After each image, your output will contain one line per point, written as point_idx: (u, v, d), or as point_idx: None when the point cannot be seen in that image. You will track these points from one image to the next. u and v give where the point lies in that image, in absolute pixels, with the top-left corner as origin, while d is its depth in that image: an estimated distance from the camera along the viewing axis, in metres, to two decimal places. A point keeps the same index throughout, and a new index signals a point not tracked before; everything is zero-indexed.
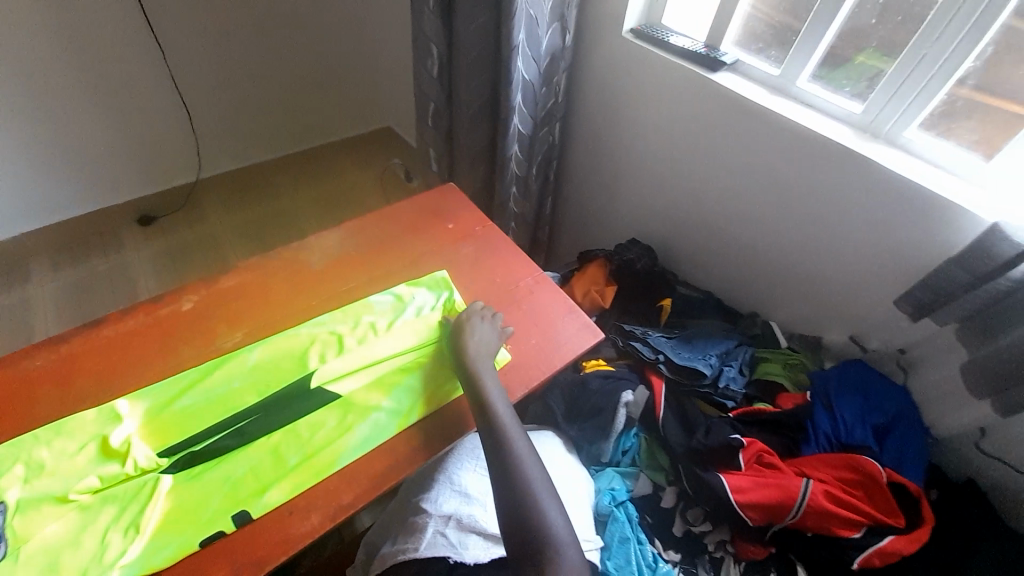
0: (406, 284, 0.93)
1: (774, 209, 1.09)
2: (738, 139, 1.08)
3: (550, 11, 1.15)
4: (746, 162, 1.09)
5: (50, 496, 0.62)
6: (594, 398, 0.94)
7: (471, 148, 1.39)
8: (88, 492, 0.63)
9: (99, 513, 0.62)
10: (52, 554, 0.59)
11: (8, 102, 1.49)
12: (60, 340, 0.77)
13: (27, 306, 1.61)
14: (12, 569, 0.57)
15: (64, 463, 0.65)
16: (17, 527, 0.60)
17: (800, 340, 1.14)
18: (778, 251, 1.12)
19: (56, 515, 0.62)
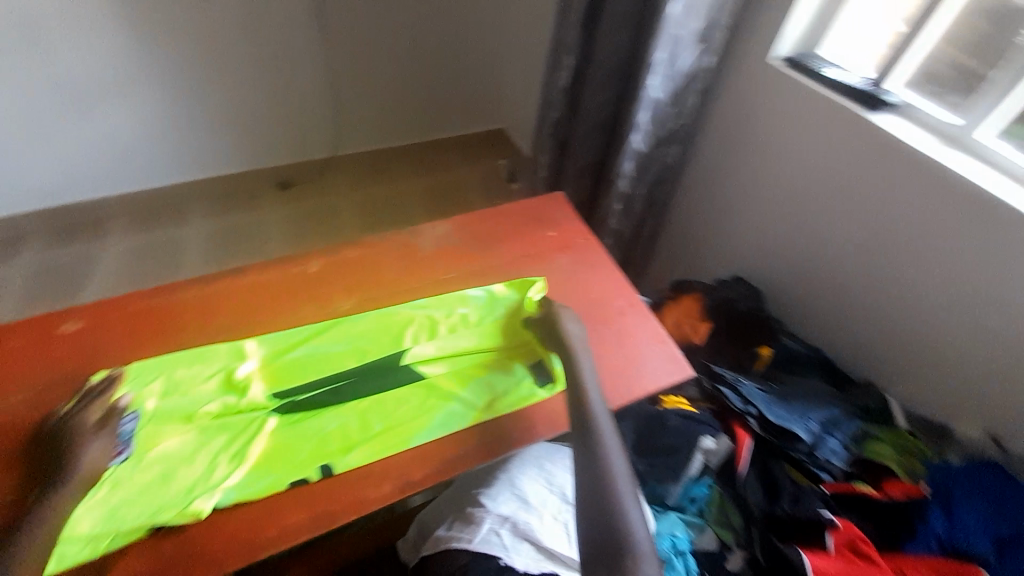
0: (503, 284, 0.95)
1: (919, 270, 0.97)
2: (890, 187, 0.98)
3: (697, 31, 1.11)
4: (895, 214, 0.98)
5: (177, 414, 0.73)
6: (670, 436, 0.89)
7: (582, 160, 1.40)
8: (211, 415, 0.74)
9: (213, 437, 0.72)
10: (169, 465, 0.69)
11: (210, 72, 1.86)
12: (211, 280, 0.90)
13: (184, 241, 1.93)
14: (133, 472, 0.68)
15: (196, 385, 0.76)
16: (145, 436, 0.71)
17: (919, 423, 1.01)
18: (914, 317, 0.99)
19: (178, 431, 0.72)
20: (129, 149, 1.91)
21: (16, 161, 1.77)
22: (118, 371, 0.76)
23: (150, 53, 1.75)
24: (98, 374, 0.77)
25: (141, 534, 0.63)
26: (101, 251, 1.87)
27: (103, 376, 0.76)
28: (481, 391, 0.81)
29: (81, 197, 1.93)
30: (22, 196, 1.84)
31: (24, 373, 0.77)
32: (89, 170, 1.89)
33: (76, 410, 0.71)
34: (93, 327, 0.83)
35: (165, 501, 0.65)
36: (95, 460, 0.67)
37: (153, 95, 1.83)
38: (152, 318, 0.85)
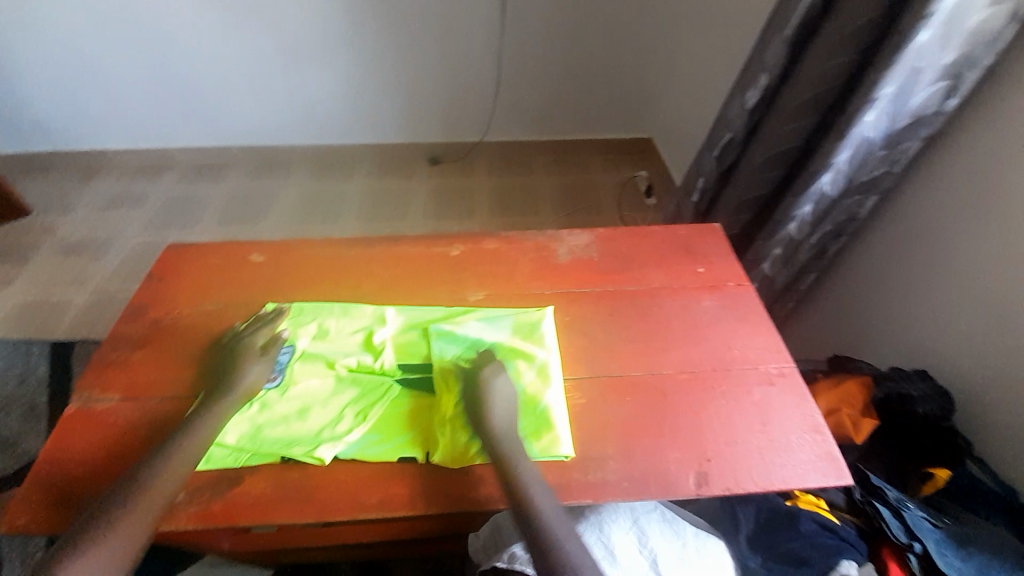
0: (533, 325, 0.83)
1: None
2: None
3: (943, 66, 0.91)
4: None
5: (322, 358, 0.80)
6: (800, 543, 0.75)
7: (747, 192, 1.22)
8: (346, 368, 0.80)
9: (346, 389, 0.78)
10: (307, 403, 0.76)
11: (393, 49, 2.07)
12: (369, 243, 0.99)
13: (346, 195, 2.21)
14: (279, 399, 0.76)
15: (340, 337, 0.83)
16: (294, 370, 0.79)
17: None
18: None
19: (320, 374, 0.79)
20: (319, 109, 2.21)
21: (240, 106, 2.18)
22: (284, 306, 0.86)
23: (346, 26, 1.99)
24: (269, 305, 0.87)
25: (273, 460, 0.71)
26: (286, 191, 2.22)
27: (273, 308, 0.86)
28: (573, 429, 0.74)
29: (279, 143, 2.30)
30: (238, 134, 2.27)
31: (216, 288, 0.91)
32: (286, 122, 2.24)
33: (248, 332, 0.81)
34: (272, 262, 0.95)
35: (295, 435, 0.73)
36: (252, 382, 0.75)
37: (346, 64, 2.09)
38: (317, 266, 0.95)
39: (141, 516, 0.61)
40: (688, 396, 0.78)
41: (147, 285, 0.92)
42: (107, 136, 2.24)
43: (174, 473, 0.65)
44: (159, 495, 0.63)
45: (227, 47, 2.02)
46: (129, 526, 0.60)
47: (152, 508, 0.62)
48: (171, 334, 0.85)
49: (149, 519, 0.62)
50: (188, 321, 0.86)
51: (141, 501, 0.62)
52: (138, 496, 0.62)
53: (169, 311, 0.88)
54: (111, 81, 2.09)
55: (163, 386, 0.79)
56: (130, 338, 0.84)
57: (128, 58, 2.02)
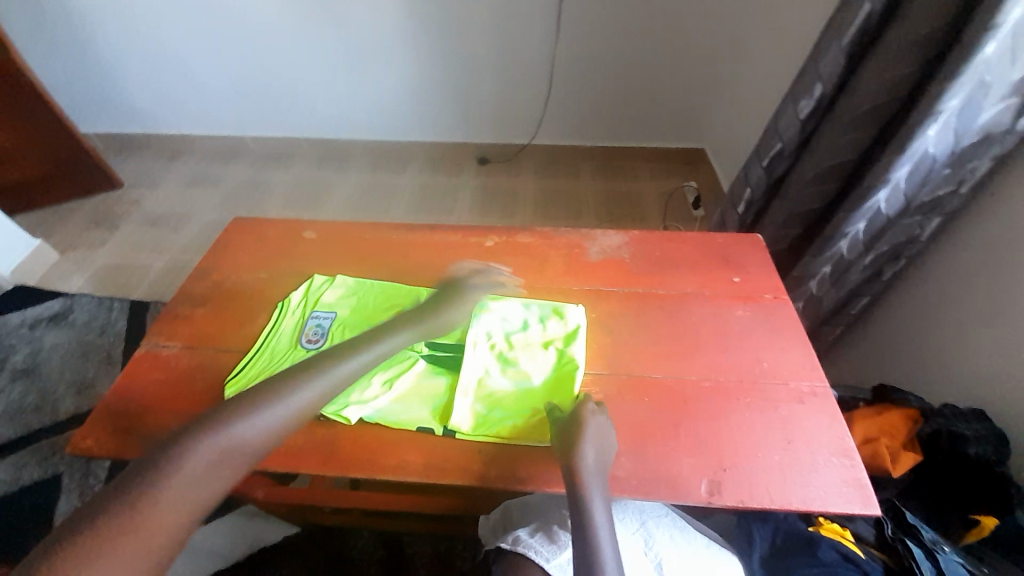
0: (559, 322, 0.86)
1: None
2: None
3: (1019, 81, 0.84)
4: None
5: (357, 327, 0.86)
6: (815, 570, 0.73)
7: (796, 206, 1.18)
8: None
9: None
10: None
11: (452, 52, 2.15)
12: (410, 229, 1.04)
13: (398, 189, 2.32)
14: None
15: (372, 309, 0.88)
16: (332, 335, 0.85)
17: None
18: None
19: None
20: (379, 106, 2.33)
21: (309, 100, 2.34)
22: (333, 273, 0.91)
23: (411, 29, 2.10)
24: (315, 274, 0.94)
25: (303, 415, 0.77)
26: (343, 182, 2.36)
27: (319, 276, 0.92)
28: None
29: (341, 136, 2.45)
30: (304, 126, 2.43)
31: (270, 259, 0.99)
32: (348, 117, 2.38)
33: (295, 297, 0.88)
34: (321, 239, 1.02)
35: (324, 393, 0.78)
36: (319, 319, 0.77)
37: (407, 65, 2.20)
38: (362, 246, 1.01)
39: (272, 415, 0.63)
40: (709, 404, 0.76)
41: (214, 250, 1.02)
42: (191, 121, 2.47)
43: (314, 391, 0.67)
44: (293, 402, 0.65)
45: (302, 45, 2.18)
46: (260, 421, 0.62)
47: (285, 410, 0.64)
48: (229, 295, 0.94)
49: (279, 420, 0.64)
50: (244, 286, 0.95)
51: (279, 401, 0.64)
52: (278, 398, 0.64)
53: (229, 275, 0.97)
54: (199, 74, 2.30)
55: (217, 340, 0.87)
56: (195, 296, 0.94)
57: (216, 52, 2.23)
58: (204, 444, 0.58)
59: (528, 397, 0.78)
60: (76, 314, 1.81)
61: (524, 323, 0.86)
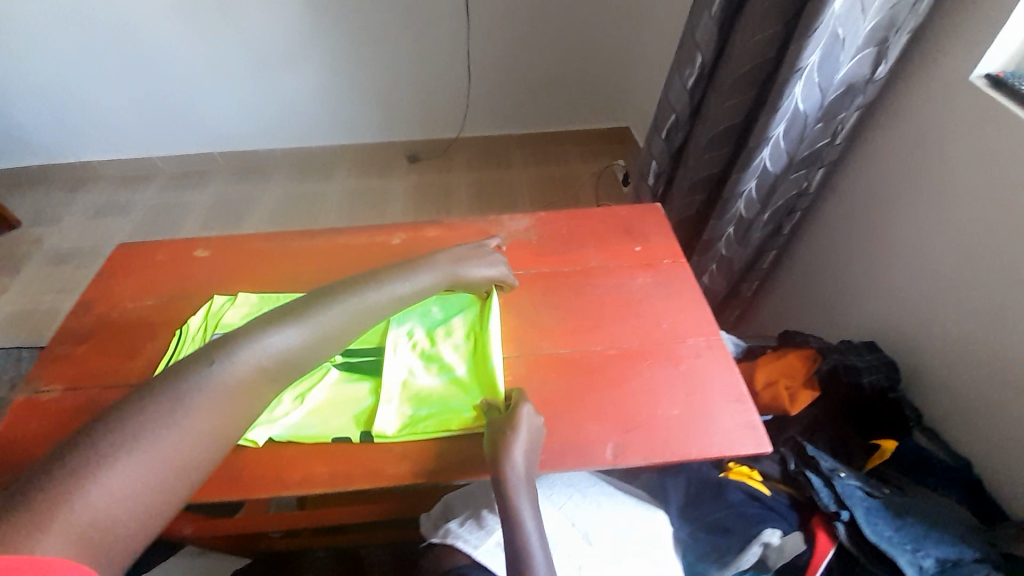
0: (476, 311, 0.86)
1: None
2: None
3: (867, 33, 0.90)
4: None
5: None
6: (724, 512, 0.76)
7: (697, 172, 1.22)
8: None
9: None
10: None
11: (363, 49, 2.09)
12: (312, 235, 1.01)
13: (326, 196, 2.24)
14: None
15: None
16: None
17: None
18: None
19: None
20: (295, 112, 2.24)
21: (219, 112, 2.22)
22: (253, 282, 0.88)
23: (316, 30, 2.02)
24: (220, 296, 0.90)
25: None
26: (267, 194, 2.26)
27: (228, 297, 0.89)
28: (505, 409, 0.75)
29: (258, 146, 2.33)
30: (217, 140, 2.30)
31: (160, 283, 0.94)
32: (264, 126, 2.27)
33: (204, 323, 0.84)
34: (216, 256, 0.97)
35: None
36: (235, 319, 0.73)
37: (318, 66, 2.12)
38: (261, 258, 0.97)
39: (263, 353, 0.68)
40: (615, 371, 0.78)
41: (97, 281, 0.95)
42: (90, 147, 2.29)
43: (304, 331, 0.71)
44: (281, 343, 0.70)
45: (202, 54, 2.06)
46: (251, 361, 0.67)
47: (275, 351, 0.69)
48: (117, 327, 0.88)
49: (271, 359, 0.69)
50: (132, 315, 0.89)
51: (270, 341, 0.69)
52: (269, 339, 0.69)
53: (116, 306, 0.91)
54: (93, 95, 2.14)
55: (103, 376, 0.81)
56: (78, 333, 0.87)
57: (107, 70, 2.08)
58: (198, 384, 0.64)
59: (449, 390, 0.77)
60: None
61: (443, 318, 0.86)
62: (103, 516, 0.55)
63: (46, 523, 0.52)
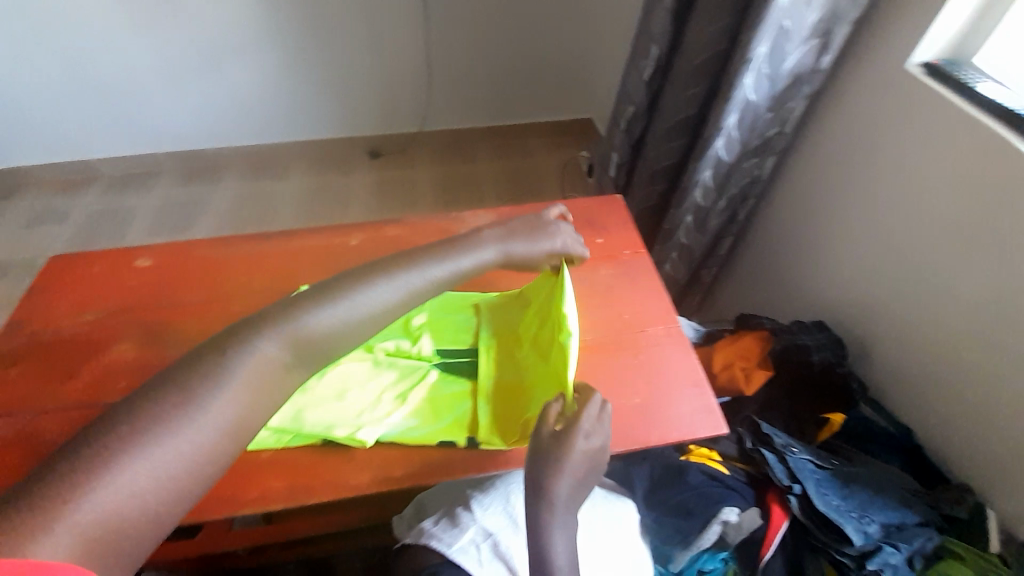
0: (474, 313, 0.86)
1: None
2: None
3: (811, 25, 0.94)
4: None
5: None
6: (687, 494, 0.79)
7: (657, 162, 1.25)
8: None
9: None
10: None
11: (316, 42, 2.01)
12: (267, 239, 0.97)
13: (283, 196, 2.16)
14: None
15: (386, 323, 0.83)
16: None
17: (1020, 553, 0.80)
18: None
19: None
20: (246, 108, 2.14)
21: (161, 109, 2.09)
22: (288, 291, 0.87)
23: (264, 21, 1.93)
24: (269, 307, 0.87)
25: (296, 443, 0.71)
26: (219, 196, 2.16)
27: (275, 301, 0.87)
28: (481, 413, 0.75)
29: (207, 145, 2.22)
30: (161, 140, 2.18)
31: (101, 297, 0.88)
32: (212, 123, 2.16)
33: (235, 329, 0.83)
34: (162, 264, 0.92)
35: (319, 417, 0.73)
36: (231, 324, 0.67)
37: (269, 60, 2.03)
38: (211, 265, 0.92)
39: (283, 342, 0.65)
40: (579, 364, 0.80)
41: (29, 297, 0.88)
42: (17, 149, 2.12)
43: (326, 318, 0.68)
44: (303, 331, 0.66)
45: (139, 48, 1.93)
46: (271, 349, 0.64)
47: (296, 339, 0.66)
48: (51, 346, 0.82)
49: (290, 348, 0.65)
50: (69, 332, 0.83)
51: (290, 329, 0.66)
52: (289, 327, 0.66)
53: (50, 323, 0.85)
54: (18, 93, 1.98)
55: (38, 400, 0.76)
56: (8, 354, 0.81)
57: (31, 65, 1.92)
58: (216, 377, 0.60)
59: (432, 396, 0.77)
60: None
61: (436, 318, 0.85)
62: (110, 516, 0.51)
63: (48, 526, 0.48)
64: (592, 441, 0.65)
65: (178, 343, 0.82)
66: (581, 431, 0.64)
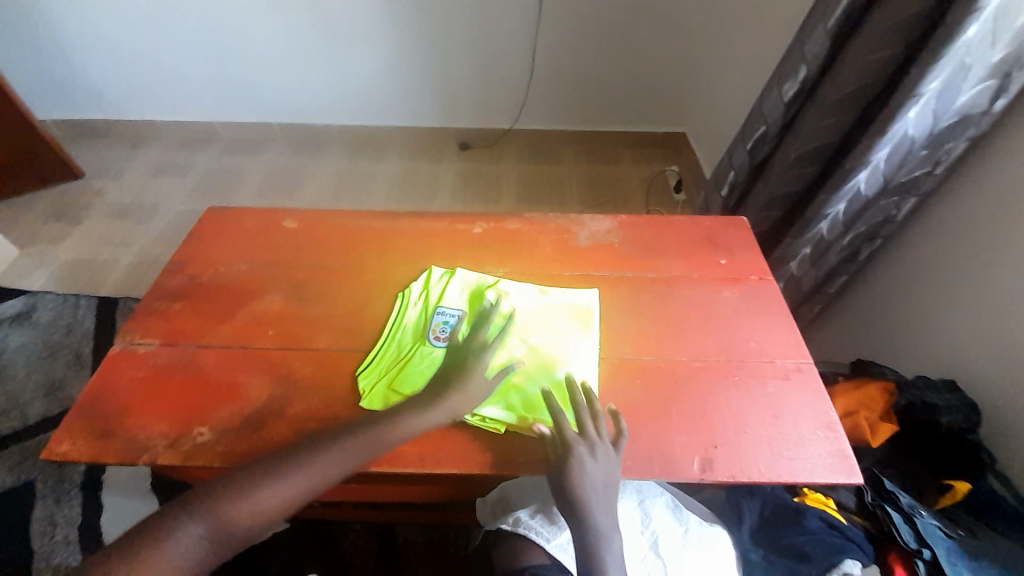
0: (580, 312, 0.85)
1: None
2: None
3: (995, 64, 0.87)
4: None
5: (365, 316, 0.86)
6: (803, 538, 0.75)
7: (778, 188, 1.19)
8: (397, 319, 0.85)
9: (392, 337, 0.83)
10: (362, 350, 0.82)
11: (429, 31, 2.08)
12: (396, 217, 1.02)
13: (377, 176, 2.26)
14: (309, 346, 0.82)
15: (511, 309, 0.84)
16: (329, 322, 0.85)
17: None
18: None
19: (373, 331, 0.84)
20: (355, 89, 2.25)
21: (279, 81, 2.24)
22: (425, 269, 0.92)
23: (385, 8, 2.02)
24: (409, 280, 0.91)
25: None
26: (319, 168, 2.29)
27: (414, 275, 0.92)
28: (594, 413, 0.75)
29: (315, 120, 2.36)
30: (276, 111, 2.34)
31: (249, 250, 0.96)
32: (323, 100, 2.29)
33: (384, 302, 0.88)
34: (303, 228, 0.99)
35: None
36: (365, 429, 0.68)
37: (382, 46, 2.12)
38: (346, 234, 0.98)
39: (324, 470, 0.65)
40: (699, 384, 0.78)
41: (189, 242, 0.98)
42: (154, 106, 2.34)
43: (332, 466, 0.65)
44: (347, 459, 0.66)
45: (270, 23, 2.07)
46: (298, 483, 0.63)
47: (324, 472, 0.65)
48: (209, 289, 0.90)
49: (283, 499, 0.63)
50: (222, 279, 0.91)
51: (290, 477, 0.63)
52: (288, 472, 0.63)
53: (207, 268, 0.93)
54: (162, 55, 2.18)
55: (195, 335, 0.84)
56: (171, 290, 0.90)
57: (178, 32, 2.11)
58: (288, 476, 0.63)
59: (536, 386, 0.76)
60: (40, 312, 1.73)
61: (545, 310, 0.85)
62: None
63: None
64: (607, 465, 0.69)
65: (317, 303, 0.88)
66: (599, 458, 0.69)
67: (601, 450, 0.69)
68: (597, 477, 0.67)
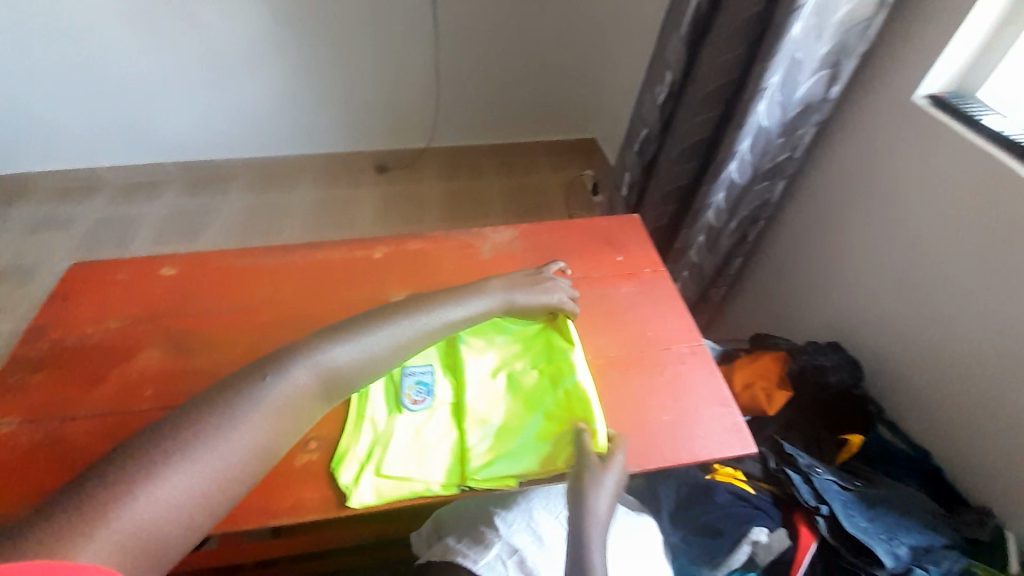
0: (551, 326, 0.86)
1: None
2: None
3: (822, 56, 0.98)
4: None
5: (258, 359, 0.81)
6: (715, 514, 0.79)
7: (668, 183, 1.27)
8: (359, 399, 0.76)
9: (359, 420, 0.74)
10: None
11: (328, 57, 2.04)
12: (289, 251, 0.97)
13: (291, 208, 2.16)
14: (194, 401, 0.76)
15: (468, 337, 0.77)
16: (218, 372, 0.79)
17: None
18: None
19: None
20: (256, 121, 2.16)
21: (171, 120, 2.10)
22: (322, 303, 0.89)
23: (278, 37, 1.96)
24: (304, 316, 0.87)
25: (432, 490, 0.70)
26: (225, 207, 2.15)
27: (312, 311, 0.88)
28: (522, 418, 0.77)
29: (214, 156, 2.22)
30: (170, 150, 2.18)
31: (122, 305, 0.87)
32: (225, 135, 2.18)
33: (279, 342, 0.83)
34: (184, 275, 0.92)
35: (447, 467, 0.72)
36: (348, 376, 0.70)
37: (281, 75, 2.06)
38: (233, 276, 0.92)
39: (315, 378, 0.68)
40: (603, 380, 0.80)
41: (49, 305, 0.87)
42: (24, 157, 2.11)
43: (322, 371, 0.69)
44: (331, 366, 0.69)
45: (152, 59, 1.95)
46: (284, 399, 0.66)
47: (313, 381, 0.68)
48: (76, 354, 0.81)
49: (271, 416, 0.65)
50: (91, 340, 0.83)
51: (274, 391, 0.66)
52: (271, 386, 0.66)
53: (72, 330, 0.84)
54: (29, 101, 1.98)
55: (59, 409, 0.75)
56: (29, 362, 0.80)
57: (45, 76, 1.93)
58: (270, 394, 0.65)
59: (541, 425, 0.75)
60: None
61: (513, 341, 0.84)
62: (121, 548, 0.53)
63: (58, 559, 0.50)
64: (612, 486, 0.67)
65: (204, 352, 0.82)
66: (597, 477, 0.67)
67: (605, 461, 0.68)
68: (593, 495, 0.66)
